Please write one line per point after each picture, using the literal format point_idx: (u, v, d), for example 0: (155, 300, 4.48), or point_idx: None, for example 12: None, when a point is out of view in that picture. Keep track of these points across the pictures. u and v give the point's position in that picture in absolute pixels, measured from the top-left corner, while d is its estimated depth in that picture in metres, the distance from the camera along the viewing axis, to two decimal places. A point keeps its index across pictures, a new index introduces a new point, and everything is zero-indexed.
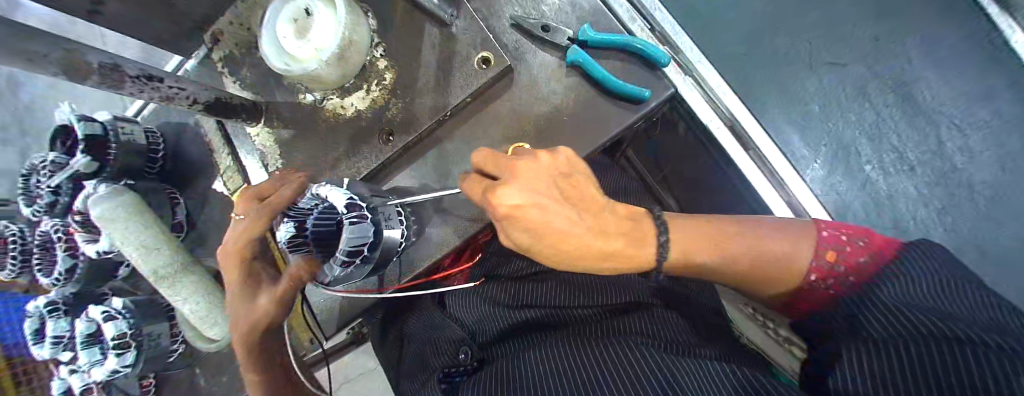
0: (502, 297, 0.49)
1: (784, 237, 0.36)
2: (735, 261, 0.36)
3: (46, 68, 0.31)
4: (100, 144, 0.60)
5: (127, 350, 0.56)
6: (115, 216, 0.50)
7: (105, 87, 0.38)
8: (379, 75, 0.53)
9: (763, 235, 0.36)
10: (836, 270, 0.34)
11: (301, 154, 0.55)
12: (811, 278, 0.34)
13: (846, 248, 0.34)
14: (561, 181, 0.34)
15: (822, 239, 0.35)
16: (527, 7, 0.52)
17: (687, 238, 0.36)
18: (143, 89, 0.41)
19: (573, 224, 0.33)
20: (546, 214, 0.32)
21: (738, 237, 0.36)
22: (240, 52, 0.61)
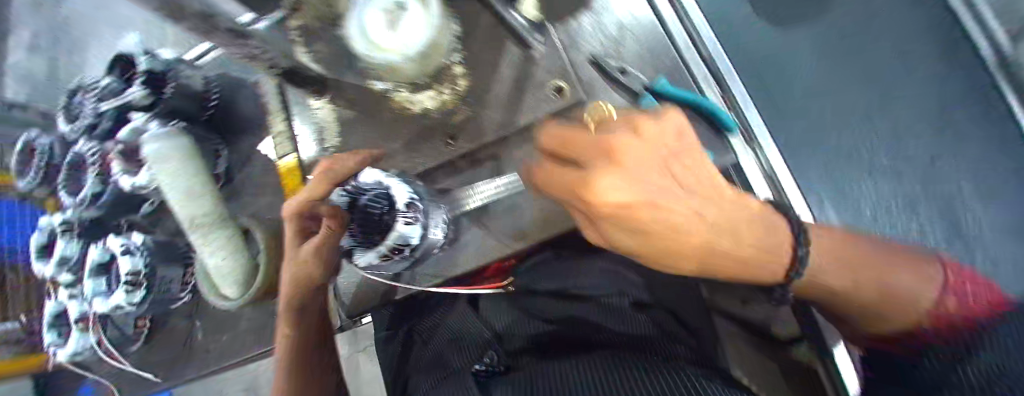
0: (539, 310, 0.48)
1: (912, 272, 0.33)
2: (865, 287, 0.32)
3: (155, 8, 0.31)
4: (160, 79, 0.59)
5: (137, 288, 0.55)
6: (166, 155, 0.50)
7: (198, 31, 0.38)
8: (453, 79, 0.51)
9: (891, 262, 0.33)
10: (951, 316, 0.31)
11: (359, 138, 0.57)
12: (926, 321, 0.32)
13: (964, 292, 0.32)
14: (669, 158, 0.25)
15: (949, 283, 0.33)
16: (607, 48, 0.54)
17: (829, 249, 0.33)
18: (229, 43, 0.42)
19: (697, 217, 0.24)
20: (665, 208, 0.22)
21: (864, 264, 0.33)
22: (315, 24, 0.61)
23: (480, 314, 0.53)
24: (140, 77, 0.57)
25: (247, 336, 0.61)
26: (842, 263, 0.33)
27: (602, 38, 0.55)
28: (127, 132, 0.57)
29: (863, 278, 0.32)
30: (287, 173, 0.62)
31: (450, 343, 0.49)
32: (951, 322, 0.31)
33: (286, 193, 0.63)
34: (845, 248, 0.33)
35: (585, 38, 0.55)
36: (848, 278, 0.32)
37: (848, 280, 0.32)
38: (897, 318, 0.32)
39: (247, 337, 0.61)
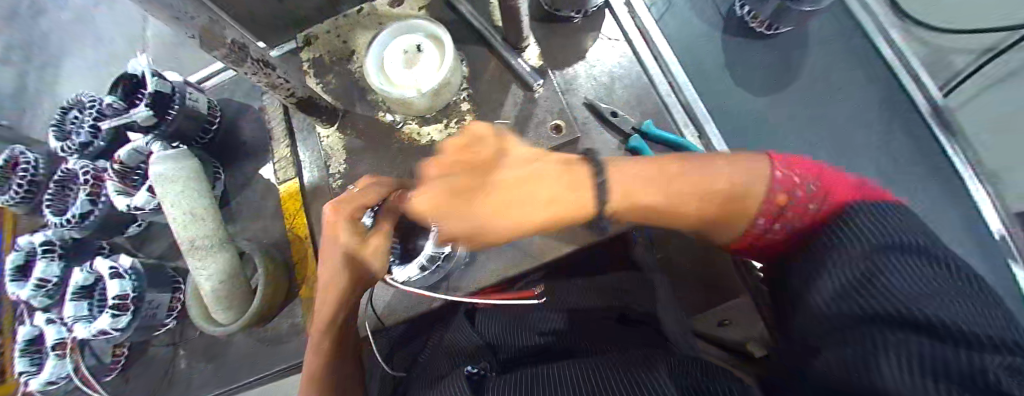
0: (536, 323, 0.49)
1: (744, 168, 0.33)
2: (680, 195, 0.34)
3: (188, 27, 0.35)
4: (165, 101, 0.59)
5: (123, 313, 0.53)
6: (173, 177, 0.49)
7: (228, 61, 0.42)
8: (459, 115, 0.59)
9: (718, 165, 0.33)
10: (785, 213, 0.31)
11: (366, 168, 0.59)
12: (759, 221, 0.32)
13: (798, 192, 0.31)
14: (459, 153, 0.36)
15: (776, 180, 0.32)
16: (600, 93, 0.61)
17: (628, 173, 0.34)
18: (256, 72, 0.45)
19: (506, 198, 0.34)
20: (496, 208, 0.34)
21: (683, 170, 0.34)
22: (330, 59, 0.65)
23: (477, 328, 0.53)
24: (146, 97, 0.57)
25: (238, 364, 0.59)
26: (655, 188, 0.34)
27: (596, 83, 0.61)
28: (126, 151, 0.58)
29: (660, 180, 0.34)
30: (288, 197, 0.63)
31: (444, 351, 0.49)
32: (788, 220, 0.32)
33: (286, 217, 0.63)
34: (662, 157, 0.35)
35: (581, 83, 0.61)
36: (654, 190, 0.34)
37: (663, 193, 0.34)
38: (730, 222, 0.34)
39: (238, 365, 0.59)
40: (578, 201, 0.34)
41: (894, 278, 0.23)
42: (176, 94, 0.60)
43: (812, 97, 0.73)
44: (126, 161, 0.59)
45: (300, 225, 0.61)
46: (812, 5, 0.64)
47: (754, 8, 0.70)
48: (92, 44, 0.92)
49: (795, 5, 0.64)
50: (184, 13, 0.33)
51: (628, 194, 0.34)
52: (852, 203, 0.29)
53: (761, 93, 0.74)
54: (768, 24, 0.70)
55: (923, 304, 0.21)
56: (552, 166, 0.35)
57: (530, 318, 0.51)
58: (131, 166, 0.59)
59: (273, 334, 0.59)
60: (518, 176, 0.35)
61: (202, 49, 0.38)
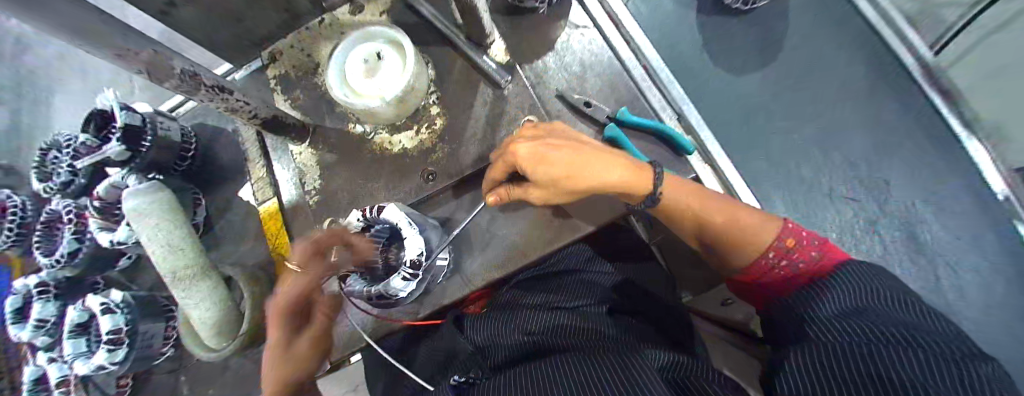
0: (518, 320, 0.49)
1: (759, 215, 0.43)
2: (718, 209, 0.44)
3: (131, 63, 0.34)
4: (136, 133, 0.58)
5: (118, 346, 0.53)
6: (148, 210, 0.49)
7: (182, 92, 0.41)
8: (429, 120, 0.58)
9: (735, 206, 0.44)
10: (792, 254, 0.39)
11: (340, 181, 0.58)
12: (770, 255, 0.40)
13: (802, 240, 0.40)
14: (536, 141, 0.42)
15: (787, 228, 0.41)
16: (572, 83, 0.59)
17: (677, 190, 0.45)
18: (213, 98, 0.44)
19: (559, 150, 0.40)
20: (568, 165, 0.40)
21: (716, 207, 0.44)
22: (296, 74, 0.64)
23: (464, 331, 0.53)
24: (116, 133, 0.56)
25: (239, 385, 0.60)
26: (693, 197, 0.45)
27: (567, 73, 0.59)
28: (104, 187, 0.57)
29: (709, 207, 0.44)
30: (268, 218, 0.63)
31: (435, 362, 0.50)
32: (792, 259, 0.39)
33: (268, 238, 0.63)
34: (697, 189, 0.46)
35: (552, 75, 0.60)
36: (700, 204, 0.44)
37: (700, 204, 0.44)
38: (745, 248, 0.42)
39: (238, 386, 0.60)
40: (617, 179, 0.41)
41: (857, 311, 0.30)
42: (146, 125, 0.59)
43: (797, 65, 0.71)
44: (107, 197, 0.59)
45: (282, 245, 0.61)
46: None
47: None
48: (69, 78, 0.92)
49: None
50: (125, 53, 0.32)
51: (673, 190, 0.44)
52: (843, 259, 0.37)
53: (744, 65, 0.71)
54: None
55: (885, 366, 0.24)
56: (616, 157, 0.43)
57: (510, 315, 0.50)
58: (111, 201, 0.59)
59: None
60: (577, 151, 0.41)
61: (153, 84, 0.37)
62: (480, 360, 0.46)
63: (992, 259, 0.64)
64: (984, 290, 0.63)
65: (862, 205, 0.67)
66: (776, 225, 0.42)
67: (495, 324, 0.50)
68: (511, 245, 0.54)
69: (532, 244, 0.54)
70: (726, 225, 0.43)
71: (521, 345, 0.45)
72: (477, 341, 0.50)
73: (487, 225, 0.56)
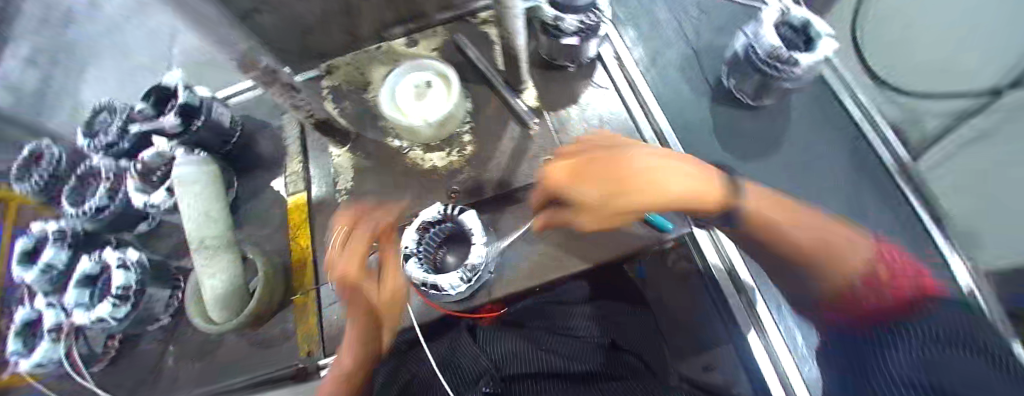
0: (536, 343, 0.50)
1: (836, 234, 0.41)
2: (811, 232, 0.41)
3: (234, 54, 0.41)
4: (193, 113, 0.64)
5: (123, 303, 0.56)
6: (191, 180, 0.55)
7: (261, 83, 0.47)
8: (461, 145, 0.65)
9: (822, 225, 0.42)
10: (880, 286, 0.36)
11: (370, 185, 0.64)
12: (856, 283, 0.37)
13: (886, 275, 0.36)
14: (630, 163, 0.45)
15: (866, 260, 0.38)
16: (589, 134, 0.67)
17: (761, 204, 0.46)
18: (283, 93, 0.51)
19: (659, 182, 0.44)
20: (661, 187, 0.44)
21: (799, 216, 0.44)
22: (348, 87, 0.72)
23: (479, 343, 0.52)
24: (176, 108, 0.63)
25: (225, 365, 0.61)
26: (776, 213, 0.44)
27: (586, 125, 0.68)
28: (152, 154, 0.63)
29: (794, 216, 0.44)
30: (294, 208, 0.68)
31: (443, 365, 0.47)
32: (893, 286, 0.35)
33: (290, 228, 0.67)
34: (778, 201, 0.46)
35: (573, 124, 0.68)
36: (778, 215, 0.44)
37: (790, 220, 0.43)
38: (834, 266, 0.39)
39: (225, 367, 0.61)
40: (710, 194, 0.45)
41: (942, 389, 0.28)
42: (203, 107, 0.65)
43: (784, 150, 0.80)
44: (149, 163, 0.64)
45: (301, 237, 0.65)
46: (790, 82, 0.64)
47: (739, 82, 0.74)
48: None
49: (773, 82, 0.66)
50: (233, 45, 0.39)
51: (760, 216, 0.44)
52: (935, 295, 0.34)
53: (740, 142, 0.80)
54: (753, 96, 0.75)
55: None
56: (693, 168, 0.47)
57: (525, 338, 0.51)
58: (152, 167, 0.64)
59: (263, 338, 0.61)
60: (668, 169, 0.45)
61: (240, 72, 0.44)
62: (496, 372, 0.44)
63: None
64: None
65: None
66: (860, 252, 0.39)
67: (510, 341, 0.51)
68: (513, 270, 0.59)
69: (535, 276, 0.58)
70: (816, 229, 0.42)
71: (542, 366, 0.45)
72: (493, 355, 0.48)
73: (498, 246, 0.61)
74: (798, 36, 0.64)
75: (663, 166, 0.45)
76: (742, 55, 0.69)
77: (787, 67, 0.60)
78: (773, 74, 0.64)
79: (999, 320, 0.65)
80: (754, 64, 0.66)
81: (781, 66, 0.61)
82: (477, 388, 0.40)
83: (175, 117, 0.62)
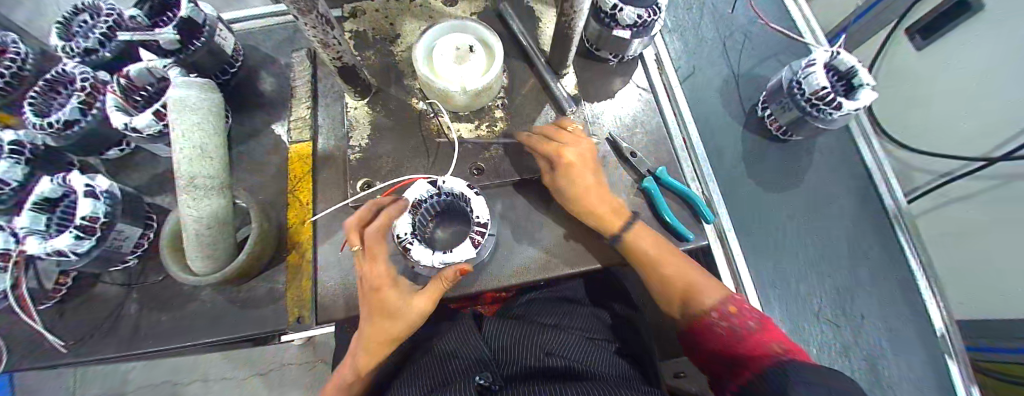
0: (534, 338, 0.51)
1: (709, 281, 0.52)
2: (671, 280, 0.52)
3: None
4: (194, 29, 0.56)
5: (87, 237, 0.47)
6: (187, 105, 0.48)
7: (295, 9, 0.41)
8: (492, 120, 0.61)
9: (693, 271, 0.53)
10: (734, 319, 0.48)
11: (387, 147, 0.59)
12: (714, 314, 0.49)
13: (743, 313, 0.48)
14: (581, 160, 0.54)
15: (729, 299, 0.49)
16: (622, 132, 0.65)
17: (641, 237, 0.54)
18: (317, 26, 0.44)
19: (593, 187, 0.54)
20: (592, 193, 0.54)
21: (671, 263, 0.53)
22: (373, 36, 0.66)
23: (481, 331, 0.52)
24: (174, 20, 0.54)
25: (197, 319, 0.55)
26: (653, 246, 0.54)
27: (620, 122, 0.66)
28: (138, 68, 0.55)
29: (663, 257, 0.53)
30: (295, 158, 0.61)
31: (443, 358, 0.46)
32: (735, 322, 0.47)
33: (289, 179, 0.60)
34: (665, 246, 0.54)
35: (607, 119, 0.66)
36: (656, 252, 0.53)
37: (658, 252, 0.53)
38: (693, 305, 0.50)
39: (197, 321, 0.54)
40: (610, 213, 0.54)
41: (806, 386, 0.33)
42: (206, 27, 0.57)
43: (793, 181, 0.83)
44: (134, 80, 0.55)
45: (301, 191, 0.59)
46: (823, 124, 0.65)
47: (774, 113, 0.73)
48: None
49: (808, 120, 0.67)
50: None
51: (636, 244, 0.53)
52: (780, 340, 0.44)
53: None
54: (784, 129, 0.74)
55: None
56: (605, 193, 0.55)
57: (523, 331, 0.52)
58: (137, 84, 0.57)
59: (246, 294, 0.55)
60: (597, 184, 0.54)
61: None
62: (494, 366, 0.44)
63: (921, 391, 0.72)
64: None
65: (830, 320, 0.74)
66: (723, 295, 0.50)
67: (510, 331, 0.51)
68: (528, 261, 0.56)
69: (552, 272, 0.56)
70: (668, 275, 0.52)
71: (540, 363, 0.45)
72: (495, 347, 0.49)
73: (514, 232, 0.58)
74: (841, 81, 0.67)
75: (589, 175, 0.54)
76: (784, 89, 0.69)
77: (830, 108, 0.61)
78: (811, 113, 0.65)
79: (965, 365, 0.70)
80: (796, 100, 0.66)
81: (823, 107, 0.62)
82: (472, 378, 0.40)
83: (173, 31, 0.54)
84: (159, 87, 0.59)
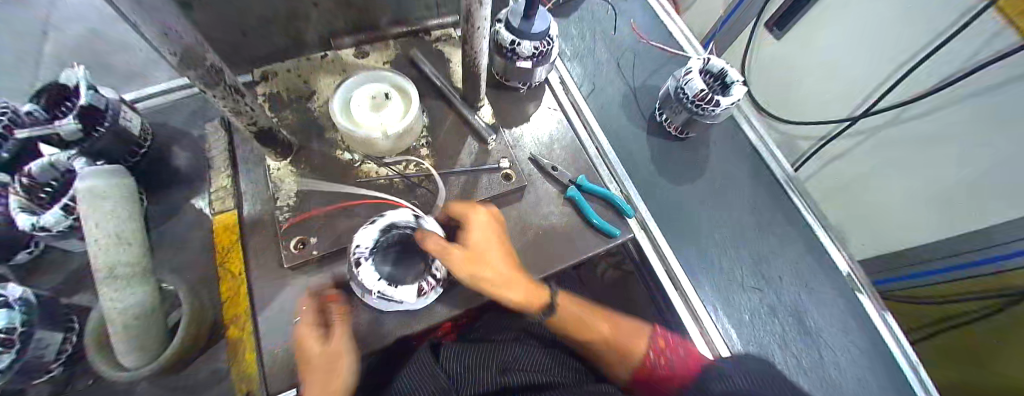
0: (495, 360, 0.53)
1: (631, 328, 0.62)
2: (604, 340, 0.59)
3: (173, 45, 0.36)
4: (95, 115, 0.54)
5: (5, 352, 0.43)
6: (100, 196, 0.46)
7: (200, 82, 0.42)
8: (418, 158, 0.64)
9: (620, 326, 0.63)
10: (663, 350, 0.57)
11: (316, 201, 0.59)
12: (648, 353, 0.57)
13: (668, 344, 0.58)
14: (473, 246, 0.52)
15: (655, 336, 0.60)
16: (542, 150, 0.71)
17: (570, 312, 0.61)
18: (226, 96, 0.46)
19: (498, 270, 0.52)
20: (490, 264, 0.52)
21: (597, 320, 0.62)
22: (289, 96, 0.67)
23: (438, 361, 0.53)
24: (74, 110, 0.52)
25: None
26: (579, 319, 0.60)
27: (539, 141, 0.72)
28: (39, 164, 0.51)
29: (587, 322, 0.60)
30: (222, 230, 0.59)
31: (403, 393, 0.47)
32: (666, 354, 0.56)
33: (215, 252, 0.58)
34: (589, 308, 0.64)
35: (527, 140, 0.72)
36: (587, 323, 0.60)
37: (588, 322, 0.60)
38: (627, 352, 0.58)
39: None
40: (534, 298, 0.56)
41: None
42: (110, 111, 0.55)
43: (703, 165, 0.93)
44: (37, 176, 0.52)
45: (233, 261, 0.57)
46: (709, 119, 0.78)
47: (670, 117, 0.86)
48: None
49: (696, 119, 0.79)
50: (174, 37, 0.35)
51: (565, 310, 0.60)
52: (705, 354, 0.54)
53: (668, 158, 0.91)
54: (680, 129, 0.87)
55: None
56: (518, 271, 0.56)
57: (484, 356, 0.53)
58: (42, 180, 0.52)
59: (186, 381, 0.52)
60: (490, 250, 0.53)
61: (178, 69, 0.39)
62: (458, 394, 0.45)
63: (839, 325, 0.83)
64: (834, 352, 0.81)
65: (757, 285, 0.85)
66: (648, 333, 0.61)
67: (471, 358, 0.52)
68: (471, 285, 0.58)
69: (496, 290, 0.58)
70: (603, 334, 0.60)
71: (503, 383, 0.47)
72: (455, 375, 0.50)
73: None
74: (716, 81, 0.79)
75: (488, 249, 0.53)
76: (672, 95, 0.82)
77: (710, 107, 0.74)
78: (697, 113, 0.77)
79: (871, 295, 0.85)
80: (682, 102, 0.78)
81: (704, 106, 0.74)
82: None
83: (72, 120, 0.52)
84: (67, 180, 0.54)
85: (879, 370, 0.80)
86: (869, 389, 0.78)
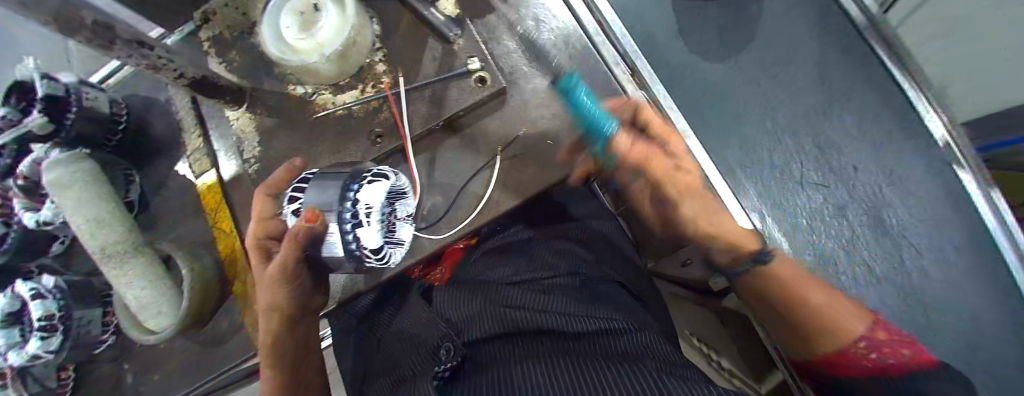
0: (494, 296, 0.49)
1: (851, 313, 0.41)
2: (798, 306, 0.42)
3: (36, 15, 0.28)
4: (60, 105, 0.53)
5: (52, 334, 0.49)
6: (66, 184, 0.46)
7: (94, 46, 0.35)
8: (376, 78, 0.54)
9: (826, 292, 0.43)
10: (882, 350, 0.38)
11: (280, 147, 0.55)
12: (858, 344, 0.39)
13: (895, 338, 0.40)
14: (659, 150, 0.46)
15: (877, 327, 0.41)
16: (526, 38, 0.56)
17: (783, 269, 0.45)
18: (132, 54, 0.39)
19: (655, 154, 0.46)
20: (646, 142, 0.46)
21: (812, 288, 0.43)
22: (231, 35, 0.59)
23: (433, 305, 0.51)
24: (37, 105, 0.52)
25: (188, 368, 0.57)
26: (792, 274, 0.44)
27: (521, 27, 0.57)
28: (27, 165, 0.53)
29: (797, 281, 0.44)
30: (207, 193, 0.59)
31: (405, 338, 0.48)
32: (882, 353, 0.38)
33: (209, 214, 0.59)
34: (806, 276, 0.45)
35: (505, 28, 0.57)
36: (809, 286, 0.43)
37: (790, 279, 0.44)
38: (824, 326, 0.40)
39: (188, 369, 0.57)
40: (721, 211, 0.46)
41: None
42: (72, 97, 0.53)
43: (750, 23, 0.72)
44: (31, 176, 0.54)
45: (222, 222, 0.57)
46: None
47: None
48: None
49: None
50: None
51: (775, 267, 0.44)
52: (931, 368, 0.36)
53: None
54: None
55: None
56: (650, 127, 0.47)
57: (482, 291, 0.49)
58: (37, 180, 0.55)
59: (218, 333, 0.57)
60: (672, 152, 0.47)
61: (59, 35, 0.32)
62: (455, 336, 0.44)
63: None
64: None
65: (822, 182, 0.76)
66: (868, 321, 0.41)
67: (468, 300, 0.49)
68: (458, 213, 0.52)
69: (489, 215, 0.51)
70: (815, 300, 0.42)
71: (500, 322, 0.44)
72: (453, 319, 0.47)
73: (439, 189, 0.54)
74: None
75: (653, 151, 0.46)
76: None
77: None
78: None
79: (975, 170, 0.69)
80: None
81: None
82: (433, 368, 0.39)
83: (40, 116, 0.51)
84: None
85: (968, 256, 0.72)
86: (953, 281, 0.72)
